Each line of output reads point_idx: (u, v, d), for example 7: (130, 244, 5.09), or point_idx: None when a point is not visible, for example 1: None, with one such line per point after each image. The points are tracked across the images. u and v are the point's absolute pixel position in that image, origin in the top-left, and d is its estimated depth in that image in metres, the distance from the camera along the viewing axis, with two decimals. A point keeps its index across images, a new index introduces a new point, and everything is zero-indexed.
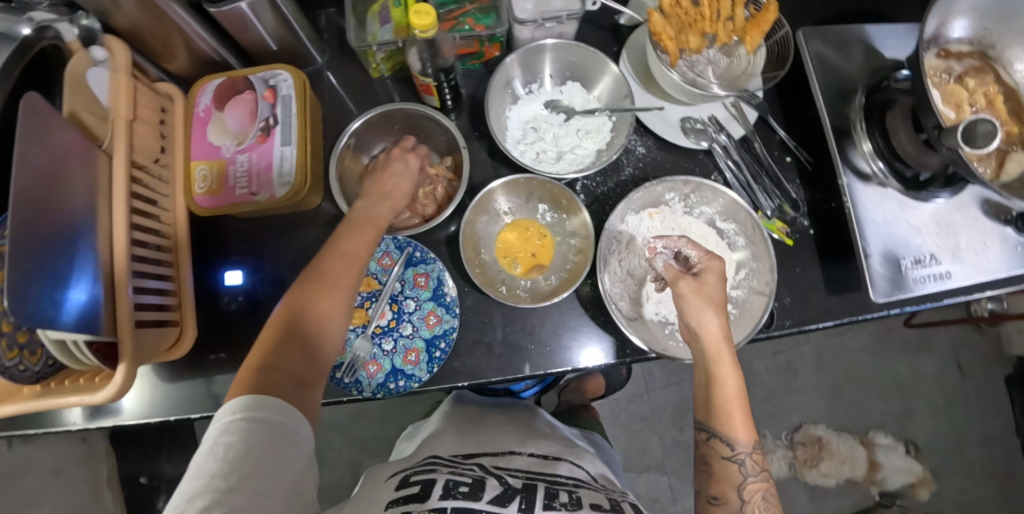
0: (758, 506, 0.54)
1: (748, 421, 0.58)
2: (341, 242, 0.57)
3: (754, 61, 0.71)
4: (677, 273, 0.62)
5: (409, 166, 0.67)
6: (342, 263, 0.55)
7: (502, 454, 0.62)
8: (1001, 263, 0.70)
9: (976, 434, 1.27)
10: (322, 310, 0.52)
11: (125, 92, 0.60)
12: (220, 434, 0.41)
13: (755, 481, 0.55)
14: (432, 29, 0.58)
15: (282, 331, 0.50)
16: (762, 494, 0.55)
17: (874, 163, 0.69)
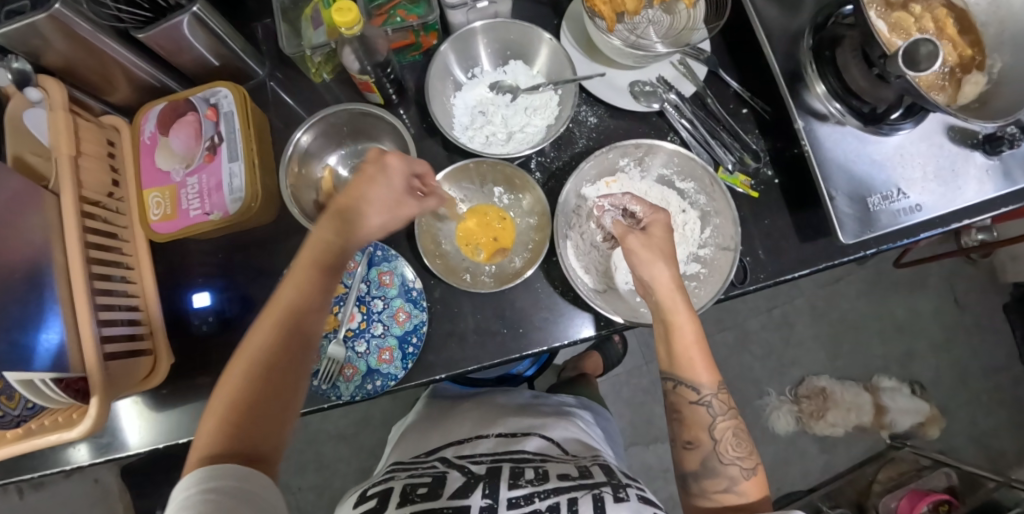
0: (729, 445, 0.56)
1: (708, 362, 0.58)
2: (300, 292, 0.52)
3: (694, 14, 0.70)
4: (625, 228, 0.61)
5: (391, 180, 0.55)
6: (301, 316, 0.51)
7: (467, 443, 0.64)
8: (970, 189, 0.68)
9: (980, 365, 1.26)
10: (280, 369, 0.49)
11: (64, 130, 0.59)
12: (178, 511, 0.40)
13: (723, 420, 0.57)
14: (358, 25, 0.57)
15: (235, 394, 0.47)
16: (733, 423, 0.57)
17: (830, 103, 0.67)
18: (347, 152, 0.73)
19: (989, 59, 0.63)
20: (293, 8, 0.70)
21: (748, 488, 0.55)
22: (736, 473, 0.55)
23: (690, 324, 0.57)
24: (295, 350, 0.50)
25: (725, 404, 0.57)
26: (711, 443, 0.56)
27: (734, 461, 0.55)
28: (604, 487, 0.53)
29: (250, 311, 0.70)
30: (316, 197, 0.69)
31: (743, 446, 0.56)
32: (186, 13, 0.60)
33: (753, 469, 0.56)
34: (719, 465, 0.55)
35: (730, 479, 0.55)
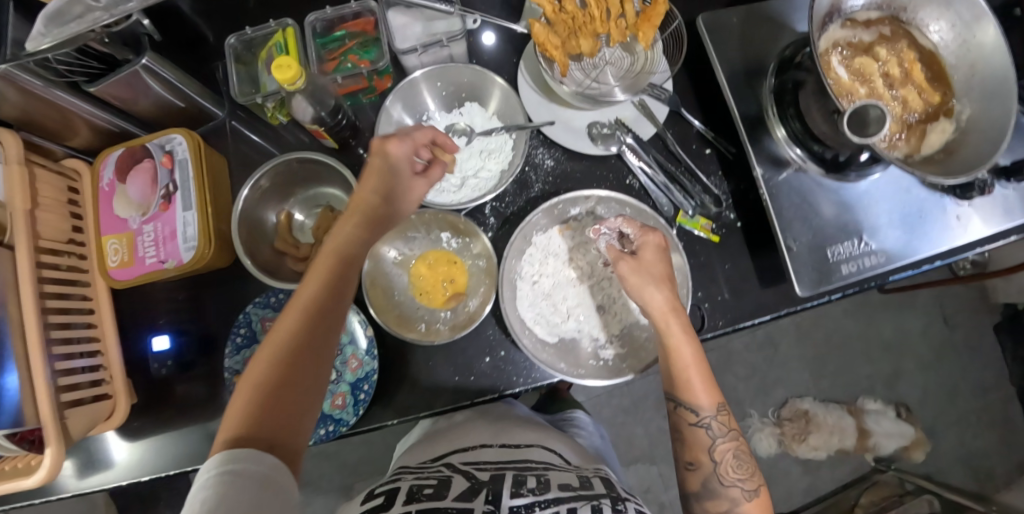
0: (728, 468, 0.56)
1: (709, 382, 0.58)
2: (324, 290, 0.51)
3: (651, 57, 0.68)
4: (616, 254, 0.62)
5: (400, 160, 0.56)
6: (323, 300, 0.50)
7: (473, 448, 0.64)
8: (938, 236, 0.67)
9: (969, 384, 1.24)
10: (303, 344, 0.48)
11: (19, 182, 0.60)
12: (199, 491, 0.38)
13: (723, 442, 0.57)
14: (300, 79, 0.57)
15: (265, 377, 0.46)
16: (734, 443, 0.57)
17: (794, 148, 0.66)
18: (303, 196, 0.73)
19: (957, 105, 0.60)
20: (246, 52, 0.69)
21: (752, 510, 0.55)
22: (735, 495, 0.55)
23: (685, 344, 0.57)
24: (319, 341, 0.49)
25: (727, 425, 0.57)
26: (710, 464, 0.57)
27: (734, 482, 0.56)
28: (603, 499, 0.54)
29: (213, 353, 0.72)
30: (272, 241, 0.70)
31: (745, 467, 0.56)
32: (136, 66, 0.60)
33: (757, 490, 0.56)
34: (718, 487, 0.56)
35: (731, 500, 0.55)
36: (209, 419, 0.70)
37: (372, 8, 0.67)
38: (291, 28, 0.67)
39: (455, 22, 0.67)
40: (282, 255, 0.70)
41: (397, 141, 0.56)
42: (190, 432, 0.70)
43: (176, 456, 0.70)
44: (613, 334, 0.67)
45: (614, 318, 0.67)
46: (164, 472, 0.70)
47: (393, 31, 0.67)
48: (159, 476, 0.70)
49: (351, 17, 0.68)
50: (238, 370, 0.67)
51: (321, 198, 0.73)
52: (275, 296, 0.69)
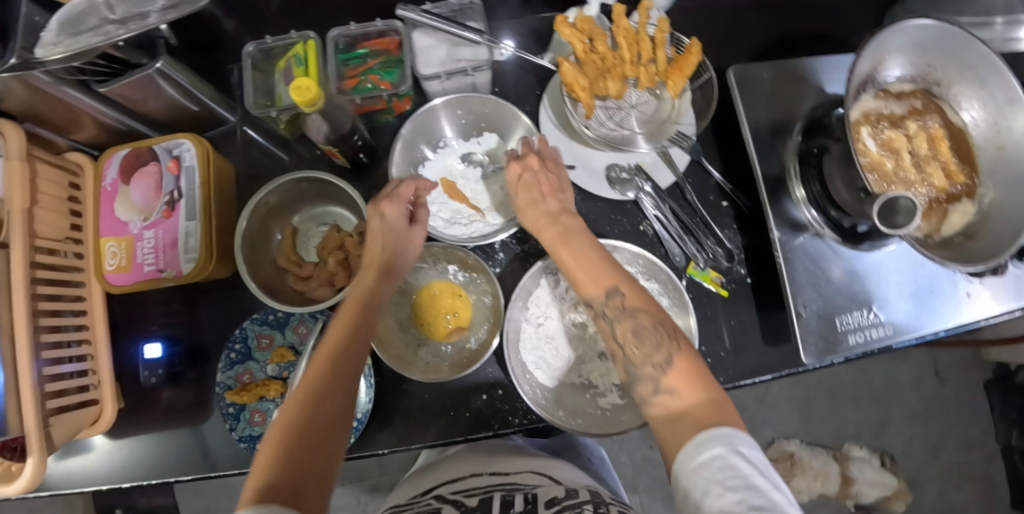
0: (631, 346, 0.47)
1: (595, 270, 0.51)
2: (345, 335, 0.50)
3: (679, 106, 0.67)
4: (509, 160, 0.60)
5: (393, 217, 0.58)
6: (346, 347, 0.49)
7: (463, 476, 0.63)
8: (948, 313, 0.66)
9: (954, 439, 1.20)
10: (327, 390, 0.46)
11: (19, 180, 0.58)
12: None
13: (621, 324, 0.48)
14: (318, 101, 0.55)
15: (289, 426, 0.42)
16: (634, 320, 0.48)
17: (810, 210, 0.65)
18: (308, 214, 0.72)
19: (981, 186, 0.59)
20: (264, 60, 0.68)
21: (676, 383, 0.44)
22: (651, 373, 0.45)
23: (565, 248, 0.53)
24: (342, 382, 0.47)
25: (624, 306, 0.48)
26: (621, 351, 0.49)
27: (644, 361, 0.46)
28: (586, 505, 0.53)
29: (204, 364, 0.71)
30: (275, 256, 0.69)
31: (656, 339, 0.46)
32: (149, 69, 0.58)
33: (671, 361, 0.45)
34: (636, 371, 0.46)
35: (650, 379, 0.45)
36: (194, 431, 0.69)
37: (398, 28, 0.66)
38: (312, 41, 0.65)
39: (483, 51, 0.65)
40: (284, 271, 0.69)
41: (391, 201, 0.58)
42: (175, 438, 0.69)
43: (161, 463, 0.68)
44: (613, 383, 0.65)
45: (616, 366, 0.66)
46: (148, 480, 0.68)
47: (417, 55, 0.65)
48: (142, 483, 0.68)
49: (375, 36, 0.67)
50: (230, 386, 0.66)
51: (328, 217, 0.72)
52: (273, 313, 0.68)
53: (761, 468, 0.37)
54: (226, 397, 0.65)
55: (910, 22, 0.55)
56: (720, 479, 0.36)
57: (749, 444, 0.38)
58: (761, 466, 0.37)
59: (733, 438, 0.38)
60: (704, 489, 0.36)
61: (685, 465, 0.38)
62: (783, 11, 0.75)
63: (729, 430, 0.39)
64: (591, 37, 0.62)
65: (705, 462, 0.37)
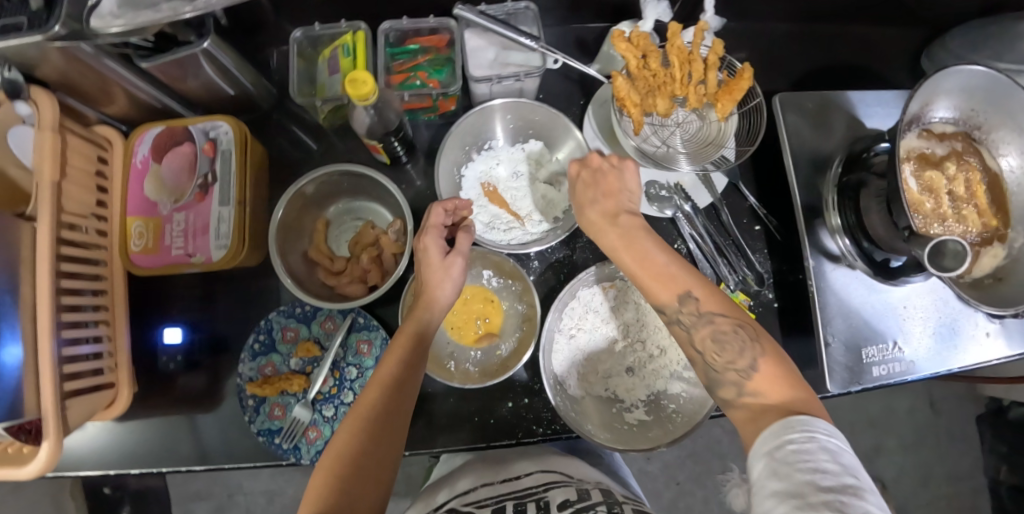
0: (711, 353, 0.46)
1: (659, 275, 0.48)
2: (401, 365, 0.51)
3: (724, 128, 0.68)
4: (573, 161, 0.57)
5: (435, 244, 0.57)
6: (398, 384, 0.50)
7: (472, 488, 0.55)
8: (969, 351, 0.67)
9: (943, 470, 1.23)
10: (377, 428, 0.47)
11: (51, 151, 0.54)
12: None
13: (698, 330, 0.46)
14: (373, 97, 0.54)
15: (341, 461, 0.44)
16: (712, 326, 0.46)
17: (840, 239, 0.65)
18: (343, 207, 0.71)
19: (1012, 232, 0.60)
20: (310, 49, 0.67)
21: (763, 386, 0.43)
22: (735, 379, 0.44)
23: (628, 250, 0.50)
24: (394, 422, 0.48)
25: (700, 311, 0.46)
26: (699, 357, 0.47)
27: (726, 367, 0.45)
28: (599, 506, 0.46)
29: (224, 353, 0.69)
30: (305, 248, 0.68)
31: (734, 344, 0.45)
32: (196, 48, 0.57)
33: (756, 365, 0.44)
34: (718, 376, 0.46)
35: (733, 385, 0.44)
36: (209, 420, 0.67)
37: (450, 26, 0.66)
38: (362, 31, 0.64)
39: (535, 57, 0.64)
40: (313, 264, 0.68)
41: (429, 230, 0.58)
42: (187, 426, 0.67)
43: (170, 451, 0.67)
44: (639, 398, 0.66)
45: (641, 382, 0.66)
46: (157, 468, 0.66)
47: (468, 54, 0.64)
48: (150, 472, 0.66)
49: (427, 32, 0.67)
50: (251, 378, 0.64)
51: (362, 212, 0.71)
52: (300, 306, 0.67)
53: (840, 455, 0.36)
54: (246, 388, 0.64)
55: (963, 67, 0.56)
56: (791, 460, 0.36)
57: (831, 433, 0.38)
58: (841, 452, 0.36)
59: (810, 425, 0.38)
60: (773, 470, 0.37)
61: (760, 450, 0.39)
62: (826, 43, 0.77)
63: (806, 419, 0.38)
64: (644, 53, 0.62)
65: (778, 445, 0.38)
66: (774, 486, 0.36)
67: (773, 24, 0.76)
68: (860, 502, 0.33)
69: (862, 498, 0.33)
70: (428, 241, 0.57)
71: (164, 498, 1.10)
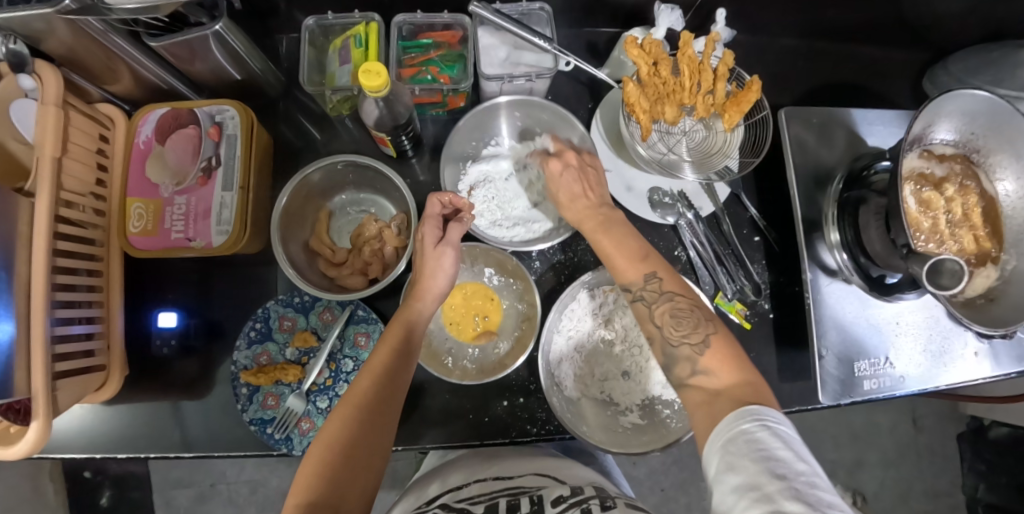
0: (669, 327, 0.48)
1: (631, 255, 0.53)
2: (394, 356, 0.51)
3: (731, 139, 0.69)
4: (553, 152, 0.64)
5: (429, 237, 0.58)
6: (393, 374, 0.50)
7: (465, 485, 0.55)
8: (957, 370, 0.68)
9: (923, 486, 1.25)
10: (371, 418, 0.46)
11: (54, 127, 0.53)
12: None
13: (658, 307, 0.49)
14: (385, 89, 0.53)
15: (334, 451, 0.44)
16: (671, 304, 0.49)
17: (839, 255, 0.66)
18: (348, 198, 0.71)
19: (1004, 254, 0.61)
20: (322, 37, 0.67)
21: (712, 363, 0.44)
22: (689, 353, 0.46)
23: (606, 235, 0.55)
24: (387, 411, 0.48)
25: (661, 290, 0.50)
26: (657, 332, 0.49)
27: (682, 340, 0.47)
28: (591, 500, 0.47)
29: (219, 340, 0.69)
30: (307, 238, 0.67)
31: (688, 322, 0.47)
32: (207, 30, 0.56)
33: (708, 342, 0.46)
34: (674, 350, 0.47)
35: (688, 359, 0.46)
36: (199, 406, 0.67)
37: (465, 23, 0.66)
38: (375, 23, 0.64)
39: (547, 59, 0.65)
40: (314, 254, 0.67)
41: (424, 223, 0.59)
42: (177, 412, 0.66)
43: (159, 437, 0.66)
44: (634, 402, 0.66)
45: (637, 387, 0.67)
46: (145, 454, 0.65)
47: (480, 53, 0.65)
48: (137, 457, 0.65)
49: (440, 28, 0.67)
50: (246, 366, 0.64)
51: (367, 204, 0.71)
52: (299, 296, 0.66)
53: (792, 442, 0.35)
54: (240, 377, 0.63)
55: (965, 91, 0.57)
56: (745, 449, 0.35)
57: (782, 421, 0.37)
58: (792, 440, 0.35)
59: (759, 415, 0.37)
60: (730, 462, 0.35)
61: (715, 444, 0.38)
62: (830, 60, 0.78)
63: (758, 409, 0.38)
64: (656, 60, 0.62)
65: (731, 437, 0.37)
66: (732, 481, 0.34)
67: (779, 38, 0.77)
68: (815, 491, 0.32)
69: (816, 486, 0.32)
70: (426, 232, 0.58)
71: (147, 484, 1.09)
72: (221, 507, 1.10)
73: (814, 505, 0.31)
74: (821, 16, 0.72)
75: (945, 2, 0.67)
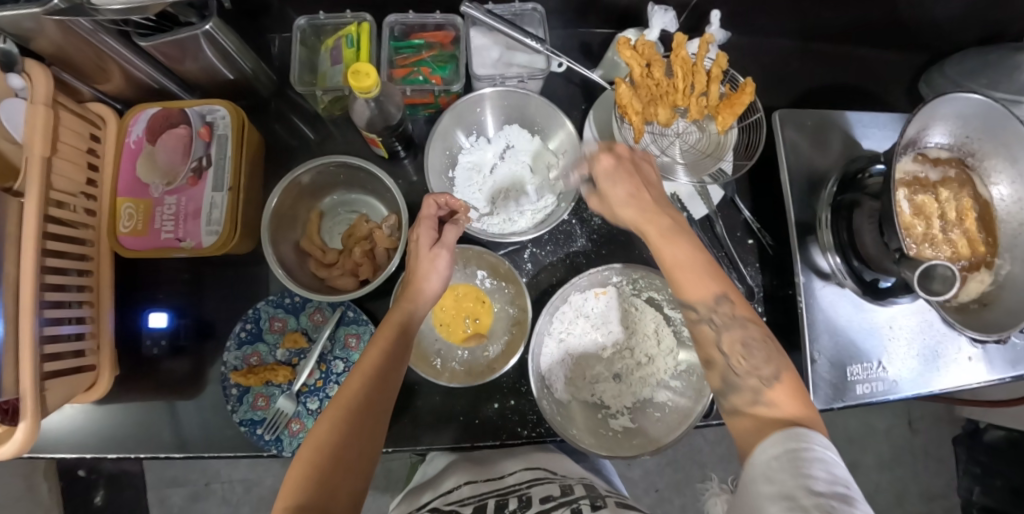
0: (737, 357, 0.44)
1: (699, 272, 0.45)
2: (385, 357, 0.51)
3: (724, 141, 0.69)
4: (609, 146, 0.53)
5: (423, 238, 0.57)
6: (385, 375, 0.50)
7: (457, 487, 0.56)
8: (950, 374, 0.68)
9: (919, 488, 1.25)
10: (360, 420, 0.46)
11: (43, 127, 0.53)
12: None
13: (727, 335, 0.45)
14: (375, 90, 0.53)
15: (323, 454, 0.43)
16: (743, 331, 0.44)
17: (832, 258, 0.65)
18: (338, 198, 0.71)
19: (998, 259, 0.61)
20: (313, 37, 0.67)
21: (779, 397, 0.42)
22: (755, 385, 0.43)
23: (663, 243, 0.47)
24: (377, 412, 0.47)
25: (734, 315, 0.44)
26: (722, 359, 0.45)
27: (749, 373, 0.43)
28: (581, 500, 0.47)
29: (210, 340, 0.68)
30: (297, 238, 0.67)
31: (762, 354, 0.43)
32: (197, 30, 0.56)
33: (779, 376, 0.43)
34: (738, 380, 0.44)
35: (752, 391, 0.43)
36: (190, 406, 0.67)
37: (456, 23, 0.66)
38: (367, 24, 0.64)
39: (539, 60, 0.65)
40: (305, 255, 0.67)
41: (418, 223, 0.58)
42: (167, 412, 0.66)
43: (149, 437, 0.66)
44: (625, 405, 0.66)
45: (629, 390, 0.67)
46: (136, 453, 0.65)
47: (472, 54, 0.65)
48: (128, 457, 0.65)
49: (432, 28, 0.67)
50: (236, 367, 0.64)
51: (358, 205, 0.71)
52: (290, 297, 0.66)
53: (836, 467, 0.36)
54: (230, 377, 0.63)
55: (959, 95, 0.57)
56: (788, 466, 0.36)
57: (827, 446, 0.37)
58: (836, 464, 0.36)
59: (807, 436, 0.38)
60: (770, 475, 0.37)
61: (757, 457, 0.39)
62: (825, 62, 0.77)
63: (805, 431, 0.38)
64: (649, 62, 0.62)
65: (776, 454, 0.38)
66: (768, 491, 0.36)
67: (774, 40, 0.77)
68: (850, 509, 0.33)
69: (851, 505, 0.34)
70: (422, 232, 0.58)
71: (141, 482, 1.09)
72: (215, 505, 1.10)
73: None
74: (817, 18, 0.72)
75: (941, 5, 0.67)
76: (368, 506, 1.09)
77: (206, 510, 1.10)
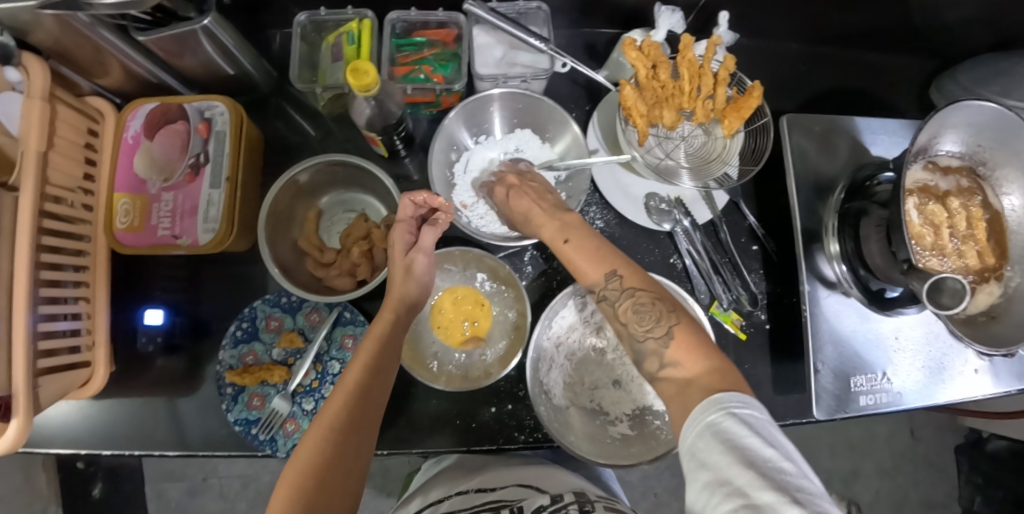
0: (632, 323, 0.45)
1: (593, 256, 0.49)
2: (367, 372, 0.50)
3: (730, 145, 0.67)
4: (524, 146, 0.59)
5: (399, 240, 0.57)
6: (368, 390, 0.49)
7: (446, 499, 0.55)
8: (957, 386, 0.66)
9: (919, 497, 1.23)
10: (343, 438, 0.45)
11: (39, 121, 0.52)
12: None
13: (621, 304, 0.47)
14: (375, 87, 0.52)
15: (307, 475, 0.42)
16: (633, 300, 0.46)
17: (838, 267, 0.64)
18: (336, 198, 0.70)
19: (1009, 270, 0.60)
20: (314, 33, 0.66)
21: (680, 355, 0.42)
22: (654, 347, 0.44)
23: (568, 240, 0.51)
24: (361, 429, 0.47)
25: (623, 287, 0.47)
26: (623, 329, 0.47)
27: (646, 336, 0.44)
28: (569, 505, 0.46)
29: (205, 338, 0.68)
30: (295, 238, 0.66)
31: (651, 315, 0.45)
32: (196, 25, 0.55)
33: (671, 334, 0.43)
34: (640, 346, 0.45)
35: (654, 353, 0.43)
36: (183, 405, 0.66)
37: (459, 22, 0.65)
38: (368, 20, 0.63)
39: (542, 60, 0.64)
40: (302, 254, 0.66)
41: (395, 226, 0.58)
42: (161, 410, 0.66)
43: (144, 435, 0.65)
44: (624, 412, 0.65)
45: (627, 397, 0.66)
46: (129, 451, 0.65)
47: (476, 52, 0.64)
48: (122, 454, 0.65)
49: (435, 26, 0.66)
50: (232, 366, 0.63)
51: (356, 204, 0.70)
52: (286, 296, 0.66)
53: (759, 427, 0.34)
54: (225, 377, 0.62)
55: (971, 102, 0.55)
56: (715, 445, 0.34)
57: (747, 404, 0.36)
58: (759, 424, 0.34)
59: (722, 403, 0.36)
60: (700, 460, 0.34)
61: (686, 438, 0.37)
62: (835, 65, 0.76)
63: (720, 396, 0.36)
64: (655, 63, 0.60)
65: (699, 432, 0.36)
66: (705, 478, 0.33)
67: (782, 43, 0.75)
68: (787, 478, 0.31)
69: (785, 472, 0.31)
70: (398, 236, 0.58)
71: (138, 476, 1.09)
72: (211, 500, 1.10)
73: (784, 489, 0.30)
74: (827, 20, 0.70)
75: (954, 8, 0.65)
76: (363, 504, 1.08)
77: (202, 505, 1.10)
